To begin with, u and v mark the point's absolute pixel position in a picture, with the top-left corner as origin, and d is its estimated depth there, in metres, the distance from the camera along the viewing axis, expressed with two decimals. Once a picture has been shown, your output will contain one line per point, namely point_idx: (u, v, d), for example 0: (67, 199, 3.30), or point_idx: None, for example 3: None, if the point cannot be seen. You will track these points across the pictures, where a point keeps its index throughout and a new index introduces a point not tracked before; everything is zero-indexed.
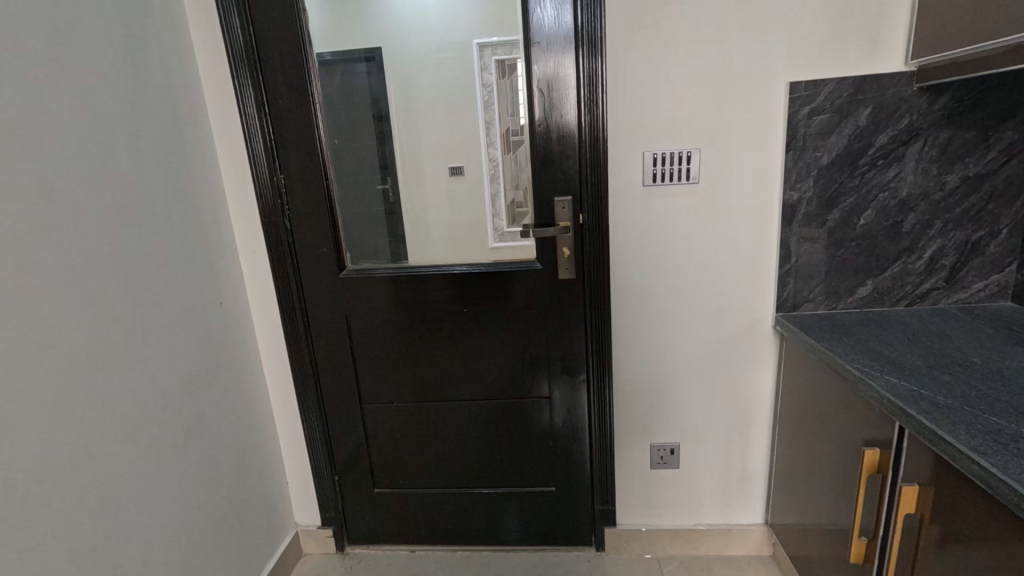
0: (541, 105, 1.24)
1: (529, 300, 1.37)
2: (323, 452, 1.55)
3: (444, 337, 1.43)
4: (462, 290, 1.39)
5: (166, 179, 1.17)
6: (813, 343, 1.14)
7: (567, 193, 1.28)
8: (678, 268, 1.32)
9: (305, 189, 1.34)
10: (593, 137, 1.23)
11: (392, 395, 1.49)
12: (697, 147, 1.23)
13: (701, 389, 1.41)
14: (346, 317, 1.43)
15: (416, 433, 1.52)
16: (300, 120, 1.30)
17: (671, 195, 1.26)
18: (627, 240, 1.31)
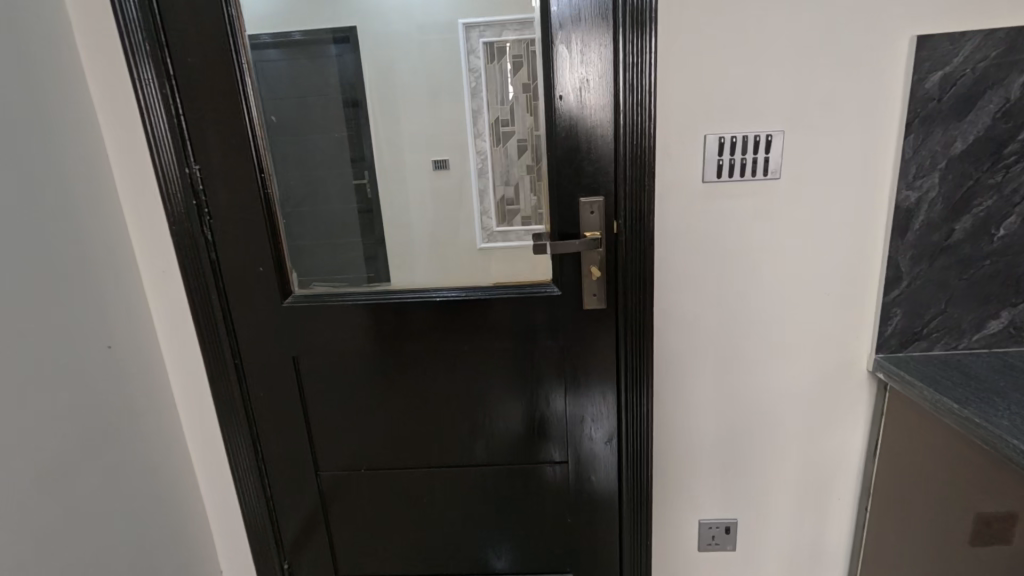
0: (562, 78, 0.89)
1: (544, 334, 1.02)
2: (270, 533, 1.17)
3: (428, 384, 1.07)
4: (454, 321, 1.03)
5: (10, 167, 0.76)
6: (955, 406, 0.80)
7: (598, 191, 0.93)
8: (746, 294, 0.98)
9: (231, 185, 0.96)
10: (637, 120, 0.89)
11: (359, 461, 1.12)
12: (779, 129, 0.89)
13: (768, 449, 1.07)
14: (294, 360, 1.05)
15: (392, 508, 1.16)
16: (222, 86, 0.92)
17: (740, 195, 0.92)
18: (678, 257, 0.96)
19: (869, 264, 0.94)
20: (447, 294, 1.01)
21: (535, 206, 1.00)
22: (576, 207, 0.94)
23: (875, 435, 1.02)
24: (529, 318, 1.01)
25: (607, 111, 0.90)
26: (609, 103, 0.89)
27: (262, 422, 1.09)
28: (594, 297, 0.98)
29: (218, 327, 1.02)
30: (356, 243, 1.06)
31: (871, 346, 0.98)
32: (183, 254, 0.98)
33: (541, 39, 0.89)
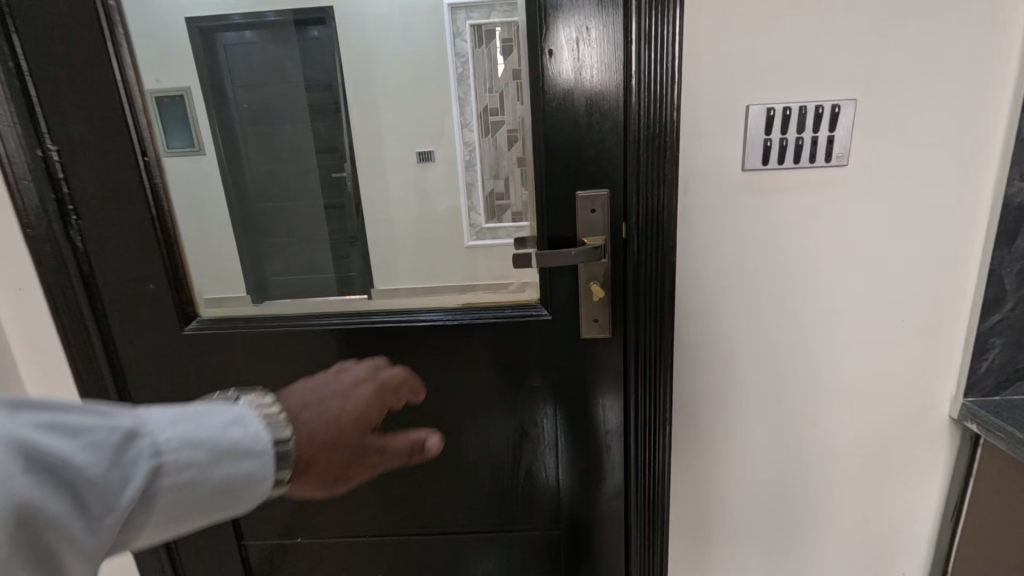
0: (555, 29, 0.65)
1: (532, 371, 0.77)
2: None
3: (382, 436, 0.82)
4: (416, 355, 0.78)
5: None
6: None
7: (602, 182, 0.69)
8: (795, 319, 0.74)
9: (105, 174, 0.71)
10: (657, 86, 0.65)
11: (295, 529, 0.88)
12: (851, 98, 0.65)
13: (817, 515, 0.84)
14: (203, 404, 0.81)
15: None
16: (86, 38, 0.67)
17: (794, 188, 0.68)
18: (708, 269, 0.72)
19: (958, 281, 0.71)
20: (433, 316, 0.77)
21: (520, 202, 0.76)
22: (572, 202, 0.70)
23: (958, 497, 0.80)
24: (515, 349, 0.77)
25: (615, 74, 0.66)
26: (618, 63, 0.65)
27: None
28: (595, 322, 0.74)
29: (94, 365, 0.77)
30: (326, 242, 0.86)
31: (958, 387, 0.75)
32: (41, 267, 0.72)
33: None
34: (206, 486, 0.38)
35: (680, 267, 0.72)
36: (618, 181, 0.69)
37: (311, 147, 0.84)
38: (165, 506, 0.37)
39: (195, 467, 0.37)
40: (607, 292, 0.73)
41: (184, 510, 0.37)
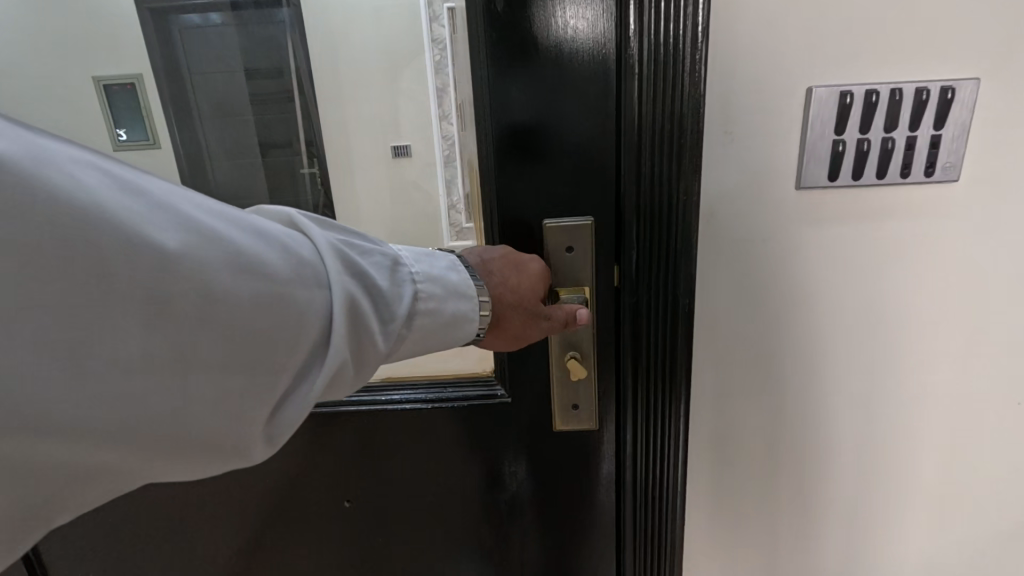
0: None
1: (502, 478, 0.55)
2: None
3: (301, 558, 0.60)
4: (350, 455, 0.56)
5: None
6: None
7: (585, 208, 0.46)
8: (866, 407, 0.51)
9: None
10: (663, 61, 0.41)
11: None
12: (970, 77, 0.42)
13: None
14: None
15: None
16: None
17: (872, 218, 0.45)
18: (743, 336, 0.49)
19: None
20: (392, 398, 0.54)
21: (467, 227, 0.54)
22: (539, 236, 0.47)
23: None
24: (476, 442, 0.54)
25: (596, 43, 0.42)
26: (597, 26, 0.42)
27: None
28: (574, 411, 0.51)
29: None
30: None
31: None
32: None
33: None
34: (451, 319, 0.36)
35: (699, 332, 0.49)
36: (605, 205, 0.46)
37: (252, 174, 0.66)
38: (425, 330, 0.35)
39: (434, 304, 0.35)
40: (593, 368, 0.50)
41: (432, 339, 0.36)
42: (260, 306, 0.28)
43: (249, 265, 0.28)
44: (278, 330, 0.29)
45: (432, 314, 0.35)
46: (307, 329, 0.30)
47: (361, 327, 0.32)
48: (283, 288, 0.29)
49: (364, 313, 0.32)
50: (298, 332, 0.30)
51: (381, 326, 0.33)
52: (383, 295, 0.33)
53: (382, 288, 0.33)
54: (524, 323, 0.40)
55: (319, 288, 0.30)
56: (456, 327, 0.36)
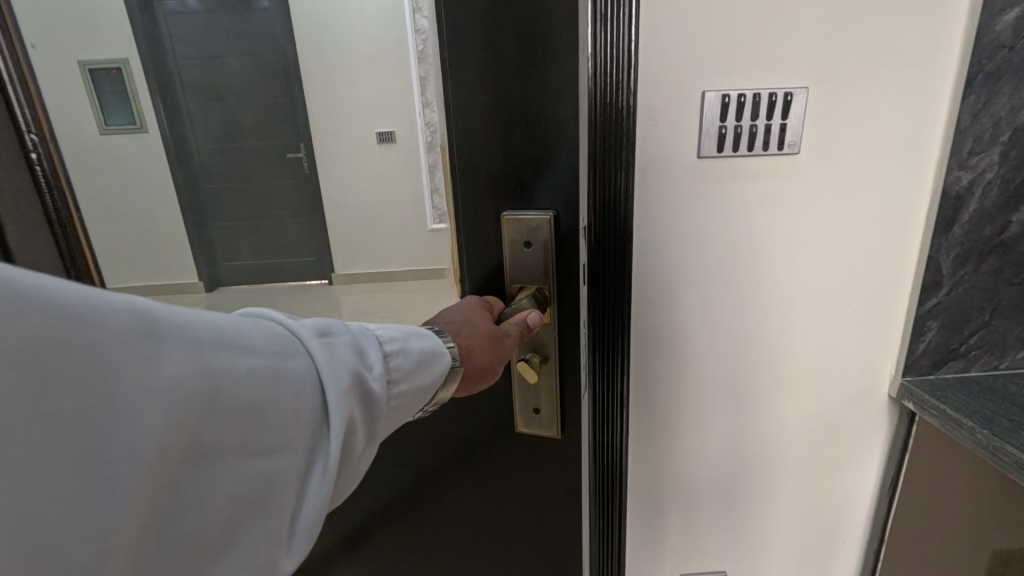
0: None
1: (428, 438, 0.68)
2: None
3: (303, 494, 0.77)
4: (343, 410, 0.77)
5: None
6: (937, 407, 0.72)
7: (542, 204, 0.54)
8: (749, 306, 0.76)
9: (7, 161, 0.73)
10: (613, 74, 0.63)
11: None
12: (802, 85, 0.66)
13: (770, 493, 0.89)
14: None
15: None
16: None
17: (748, 176, 0.70)
18: (669, 257, 0.73)
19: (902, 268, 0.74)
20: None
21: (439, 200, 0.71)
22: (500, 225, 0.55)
23: (894, 475, 0.85)
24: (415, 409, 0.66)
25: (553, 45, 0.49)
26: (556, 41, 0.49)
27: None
28: (534, 408, 0.62)
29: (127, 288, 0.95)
30: None
31: (897, 368, 0.79)
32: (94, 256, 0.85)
33: None
34: (417, 364, 0.40)
35: (640, 254, 0.73)
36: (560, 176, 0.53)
37: None
38: (403, 393, 0.39)
39: (404, 353, 0.39)
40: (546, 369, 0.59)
41: (414, 394, 0.40)
42: (261, 385, 0.29)
43: (243, 347, 0.29)
44: (284, 410, 0.30)
45: (408, 378, 0.39)
46: (309, 406, 0.32)
47: (357, 388, 0.34)
48: (279, 364, 0.31)
49: (360, 377, 0.35)
50: (300, 410, 0.31)
51: (375, 391, 0.36)
52: (366, 359, 0.36)
53: (368, 352, 0.36)
54: (491, 342, 0.49)
55: (304, 357, 0.32)
56: (430, 377, 0.41)
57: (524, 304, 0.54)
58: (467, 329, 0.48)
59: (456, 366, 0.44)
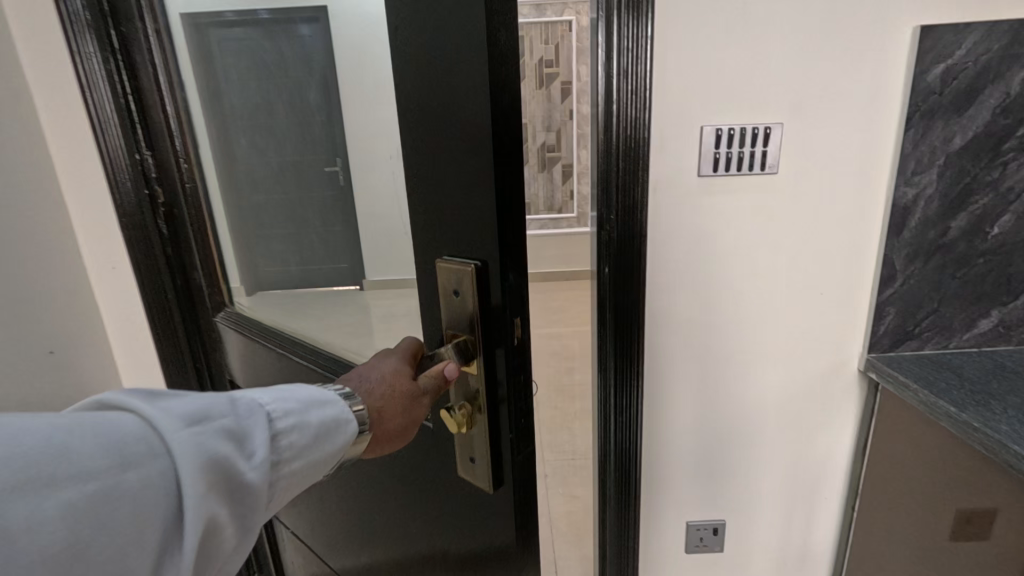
0: (599, 47, 0.81)
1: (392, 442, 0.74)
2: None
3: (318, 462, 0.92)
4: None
5: None
6: (891, 372, 0.92)
7: (467, 254, 0.52)
8: (740, 291, 0.97)
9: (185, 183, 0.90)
10: (634, 114, 0.84)
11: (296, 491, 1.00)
12: (779, 121, 0.87)
13: (761, 450, 1.08)
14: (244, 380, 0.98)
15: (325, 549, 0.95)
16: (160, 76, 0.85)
17: (737, 190, 0.91)
18: (677, 253, 0.94)
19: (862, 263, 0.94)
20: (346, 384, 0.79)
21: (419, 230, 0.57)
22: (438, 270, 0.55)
23: (865, 436, 1.04)
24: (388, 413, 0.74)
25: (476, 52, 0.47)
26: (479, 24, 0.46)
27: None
28: (472, 463, 0.58)
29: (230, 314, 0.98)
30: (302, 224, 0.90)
31: (864, 347, 0.99)
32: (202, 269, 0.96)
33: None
34: (316, 436, 0.40)
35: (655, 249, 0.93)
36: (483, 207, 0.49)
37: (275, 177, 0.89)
38: (292, 474, 0.38)
39: (297, 424, 0.38)
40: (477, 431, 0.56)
41: (306, 471, 0.39)
42: (91, 505, 0.26)
43: (60, 466, 0.26)
44: (125, 529, 0.27)
45: (297, 458, 0.38)
46: (157, 516, 0.29)
47: (230, 479, 0.32)
48: (118, 475, 0.27)
49: (233, 469, 0.32)
50: (147, 524, 0.28)
51: (252, 481, 0.33)
52: (241, 447, 0.34)
53: (249, 437, 0.34)
54: (407, 403, 0.52)
55: (164, 456, 0.29)
56: (323, 454, 0.40)
57: (446, 356, 0.54)
58: (369, 387, 0.50)
59: (364, 431, 0.47)
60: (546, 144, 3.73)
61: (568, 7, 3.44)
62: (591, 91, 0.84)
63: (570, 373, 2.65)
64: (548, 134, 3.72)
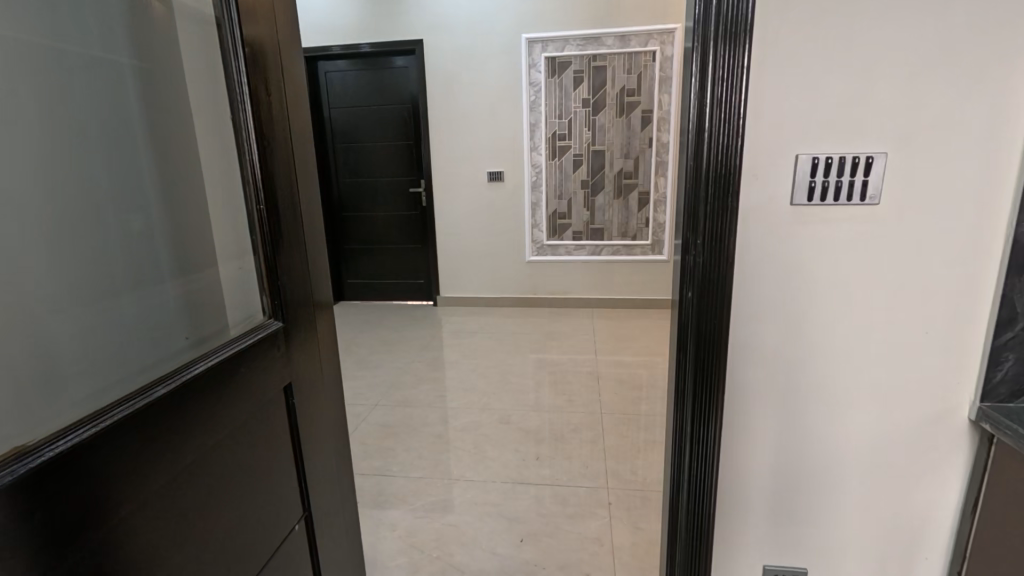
0: (696, 78, 0.83)
1: (31, 520, 0.53)
2: (312, 565, 1.09)
3: (226, 480, 0.84)
4: (186, 431, 0.73)
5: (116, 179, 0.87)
6: (1011, 425, 0.85)
7: None
8: (834, 325, 0.93)
9: (285, 199, 0.96)
10: (727, 141, 0.85)
11: (290, 508, 1.01)
12: (882, 151, 0.85)
13: (850, 497, 1.02)
14: (291, 382, 0.99)
15: (242, 564, 0.88)
16: (223, 101, 0.86)
17: (833, 221, 0.88)
18: (766, 280, 0.92)
19: (976, 308, 0.89)
20: (106, 419, 0.62)
21: None
22: None
23: (976, 492, 0.96)
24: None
25: None
26: None
27: (292, 438, 1.01)
28: None
29: (205, 356, 0.80)
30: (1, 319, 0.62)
31: (975, 394, 0.93)
32: (192, 291, 0.90)
33: (694, 35, 0.82)
34: None
35: (744, 277, 0.92)
36: None
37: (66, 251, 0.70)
38: None
39: None
40: None
41: None
42: None
43: None
44: None
45: None
46: None
47: None
48: None
49: None
50: None
51: None
52: None
53: None
54: None
55: None
56: None
57: None
58: None
59: None
60: (623, 170, 3.74)
61: (652, 37, 3.48)
62: (685, 122, 0.86)
63: (637, 402, 2.60)
64: (625, 160, 3.72)
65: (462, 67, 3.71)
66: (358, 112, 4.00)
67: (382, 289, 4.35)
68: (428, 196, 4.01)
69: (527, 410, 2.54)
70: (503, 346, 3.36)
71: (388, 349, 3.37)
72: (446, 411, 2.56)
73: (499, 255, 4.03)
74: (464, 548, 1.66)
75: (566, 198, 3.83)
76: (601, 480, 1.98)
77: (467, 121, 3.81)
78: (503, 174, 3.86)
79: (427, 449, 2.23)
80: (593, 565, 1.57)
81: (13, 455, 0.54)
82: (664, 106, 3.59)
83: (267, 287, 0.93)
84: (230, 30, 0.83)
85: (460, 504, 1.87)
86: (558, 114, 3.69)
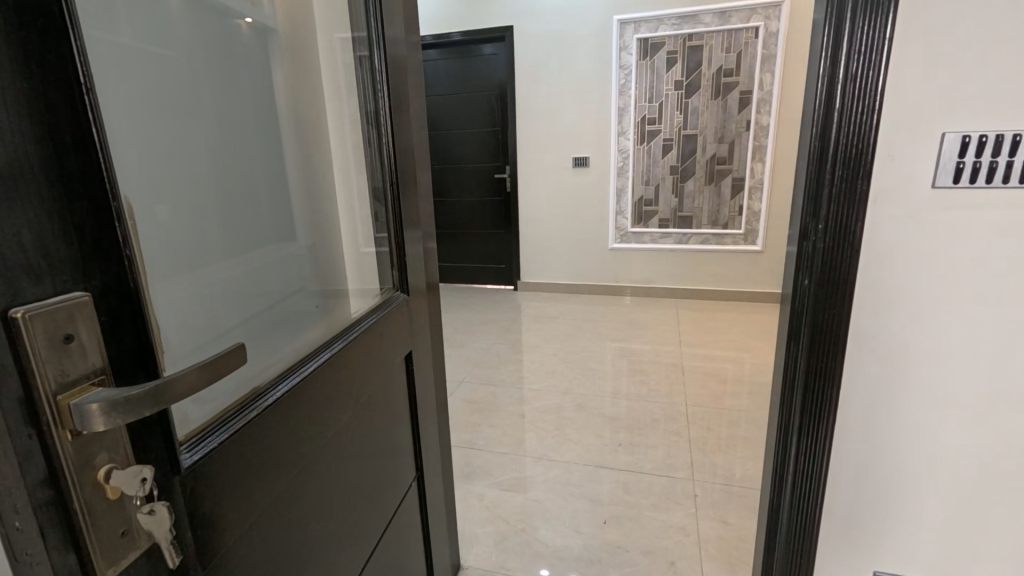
0: (827, 56, 0.79)
1: (263, 453, 0.63)
2: (419, 521, 1.19)
3: (362, 439, 0.93)
4: (342, 390, 0.83)
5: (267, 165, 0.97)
6: None
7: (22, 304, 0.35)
8: (978, 321, 0.85)
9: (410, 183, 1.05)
10: (860, 119, 0.80)
11: (405, 468, 1.10)
12: None
13: (984, 508, 0.94)
14: (410, 351, 1.08)
15: (373, 512, 0.98)
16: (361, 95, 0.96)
17: (983, 206, 0.81)
18: (897, 271, 0.85)
19: None
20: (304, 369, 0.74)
21: (82, 316, 0.39)
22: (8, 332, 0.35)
23: None
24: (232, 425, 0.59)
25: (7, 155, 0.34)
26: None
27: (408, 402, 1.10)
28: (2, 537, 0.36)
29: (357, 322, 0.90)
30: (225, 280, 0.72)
31: None
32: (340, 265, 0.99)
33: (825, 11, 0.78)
34: None
35: (872, 267, 0.86)
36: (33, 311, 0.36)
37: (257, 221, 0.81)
38: None
39: None
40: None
41: None
42: None
43: None
44: None
45: None
46: None
47: None
48: None
49: None
50: None
51: None
52: None
53: None
54: None
55: None
56: None
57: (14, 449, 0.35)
58: None
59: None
60: (717, 155, 3.56)
61: (755, 12, 3.26)
62: (812, 104, 0.82)
63: (724, 396, 2.51)
64: (719, 145, 3.54)
65: (551, 52, 3.70)
66: (448, 100, 4.13)
67: (465, 273, 4.50)
68: (512, 182, 4.07)
69: (608, 397, 2.54)
70: (583, 333, 3.37)
71: (471, 330, 3.50)
72: (528, 392, 2.62)
73: (581, 241, 4.03)
74: (548, 523, 1.71)
75: (653, 184, 3.73)
76: (686, 471, 1.96)
77: (554, 107, 3.81)
78: (588, 160, 3.83)
79: (510, 427, 2.31)
80: (680, 553, 1.56)
81: (250, 399, 0.64)
82: (765, 86, 3.36)
83: (396, 264, 1.03)
84: (373, 27, 0.92)
85: (545, 482, 1.92)
86: (648, 97, 3.58)
